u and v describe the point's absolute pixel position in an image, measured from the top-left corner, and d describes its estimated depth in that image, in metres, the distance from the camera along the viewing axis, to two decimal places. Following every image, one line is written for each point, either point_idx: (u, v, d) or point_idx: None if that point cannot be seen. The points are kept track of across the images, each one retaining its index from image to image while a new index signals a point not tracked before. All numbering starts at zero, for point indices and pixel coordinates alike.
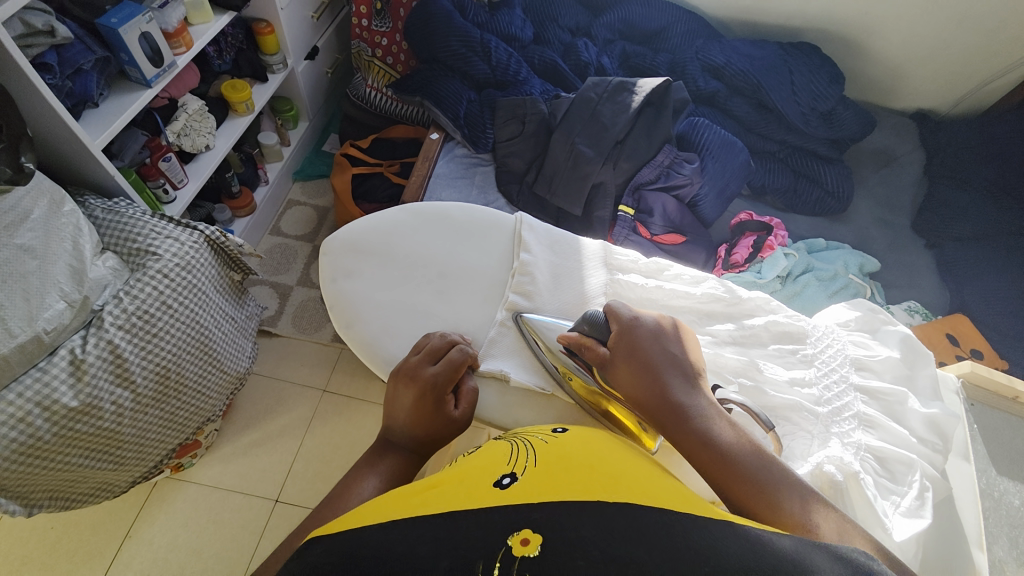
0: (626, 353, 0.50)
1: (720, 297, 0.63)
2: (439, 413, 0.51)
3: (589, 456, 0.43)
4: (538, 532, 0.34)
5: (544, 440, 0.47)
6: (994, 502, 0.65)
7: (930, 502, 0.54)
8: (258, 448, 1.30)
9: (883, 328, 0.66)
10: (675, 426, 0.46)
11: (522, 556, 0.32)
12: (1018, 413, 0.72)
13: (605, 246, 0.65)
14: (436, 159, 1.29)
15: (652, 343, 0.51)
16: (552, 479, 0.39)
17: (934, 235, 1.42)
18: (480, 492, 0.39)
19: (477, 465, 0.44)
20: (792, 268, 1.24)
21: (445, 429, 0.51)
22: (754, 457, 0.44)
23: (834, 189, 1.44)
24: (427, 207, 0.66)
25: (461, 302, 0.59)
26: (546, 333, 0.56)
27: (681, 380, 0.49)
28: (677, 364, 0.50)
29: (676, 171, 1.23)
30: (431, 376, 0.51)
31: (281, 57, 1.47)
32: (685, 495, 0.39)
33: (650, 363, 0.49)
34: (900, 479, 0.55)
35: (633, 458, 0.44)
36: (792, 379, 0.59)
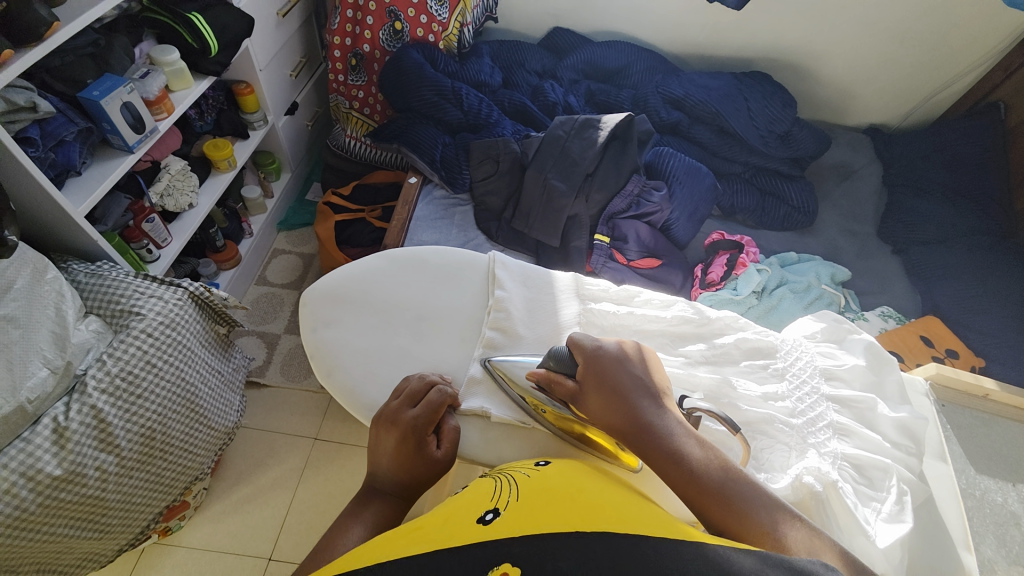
0: (593, 380, 0.52)
1: (690, 318, 0.66)
2: (421, 455, 0.52)
3: (569, 486, 0.44)
4: (516, 565, 0.35)
5: (527, 474, 0.48)
6: (977, 502, 0.65)
7: (910, 506, 0.55)
8: (249, 505, 1.27)
9: (848, 337, 0.69)
10: (647, 448, 0.48)
11: None
12: (992, 411, 0.73)
13: (576, 277, 0.68)
14: (415, 202, 1.33)
15: (618, 367, 0.53)
16: (533, 512, 0.40)
17: (899, 241, 1.49)
18: (463, 529, 0.40)
19: (462, 504, 0.45)
20: (767, 283, 1.28)
21: (429, 472, 0.52)
22: (721, 472, 0.45)
23: (799, 204, 1.51)
24: (403, 252, 0.68)
25: (439, 342, 0.61)
26: (522, 366, 0.57)
27: (648, 401, 0.51)
28: (643, 385, 0.52)
29: (646, 199, 1.28)
30: (411, 419, 0.52)
31: (262, 114, 1.53)
32: (660, 518, 0.40)
33: (617, 387, 0.51)
34: (878, 484, 0.56)
35: (613, 487, 0.45)
36: (765, 393, 0.61)
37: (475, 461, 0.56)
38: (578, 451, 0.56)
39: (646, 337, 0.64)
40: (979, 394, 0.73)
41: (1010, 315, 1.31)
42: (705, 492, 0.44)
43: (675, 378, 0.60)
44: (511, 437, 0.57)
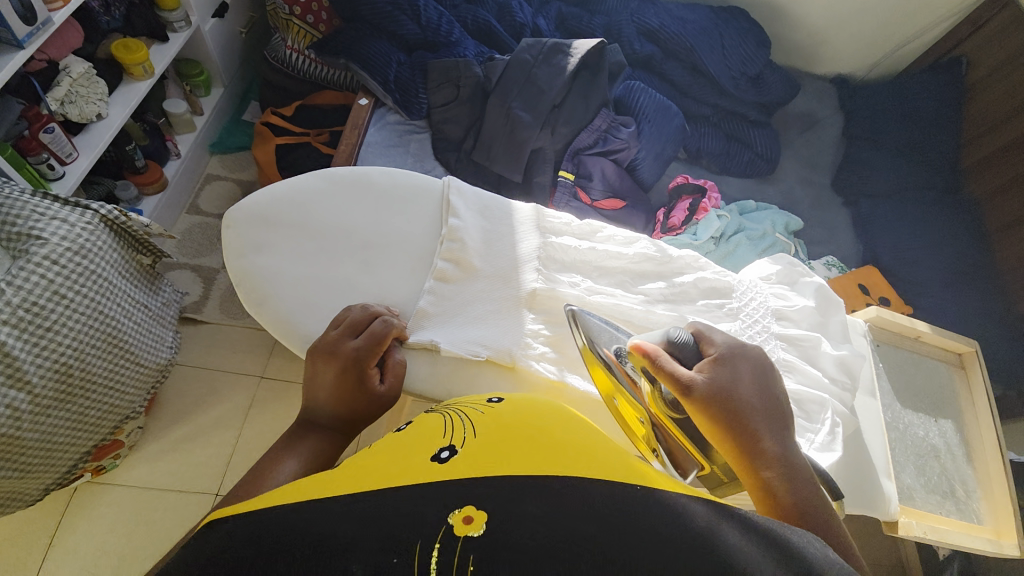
0: (724, 383, 0.46)
1: (652, 256, 0.63)
2: (364, 387, 0.48)
3: (527, 423, 0.42)
4: (483, 510, 0.33)
5: (480, 411, 0.46)
6: (899, 433, 0.68)
7: (840, 436, 0.58)
8: (192, 444, 1.22)
9: (800, 280, 0.69)
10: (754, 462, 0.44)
11: (466, 535, 0.32)
12: (920, 351, 0.76)
13: (537, 208, 0.63)
14: (366, 127, 1.21)
15: (751, 375, 0.47)
16: (489, 455, 0.38)
17: (850, 193, 1.53)
18: (418, 469, 0.38)
19: (411, 440, 0.42)
20: (725, 229, 1.29)
21: (371, 406, 0.48)
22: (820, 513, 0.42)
23: (763, 151, 1.51)
24: (345, 171, 0.61)
25: (385, 273, 0.56)
26: (601, 326, 0.55)
27: (768, 419, 0.46)
28: (771, 402, 0.46)
29: (613, 135, 1.23)
30: (357, 351, 0.49)
31: (183, 14, 1.32)
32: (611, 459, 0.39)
33: (748, 397, 0.46)
34: (813, 417, 0.59)
35: (571, 424, 0.44)
36: (719, 331, 0.61)
37: (422, 394, 0.54)
38: (531, 389, 0.54)
39: (605, 273, 0.62)
40: (911, 335, 0.75)
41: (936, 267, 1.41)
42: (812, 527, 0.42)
43: (634, 316, 0.58)
44: (460, 374, 0.54)
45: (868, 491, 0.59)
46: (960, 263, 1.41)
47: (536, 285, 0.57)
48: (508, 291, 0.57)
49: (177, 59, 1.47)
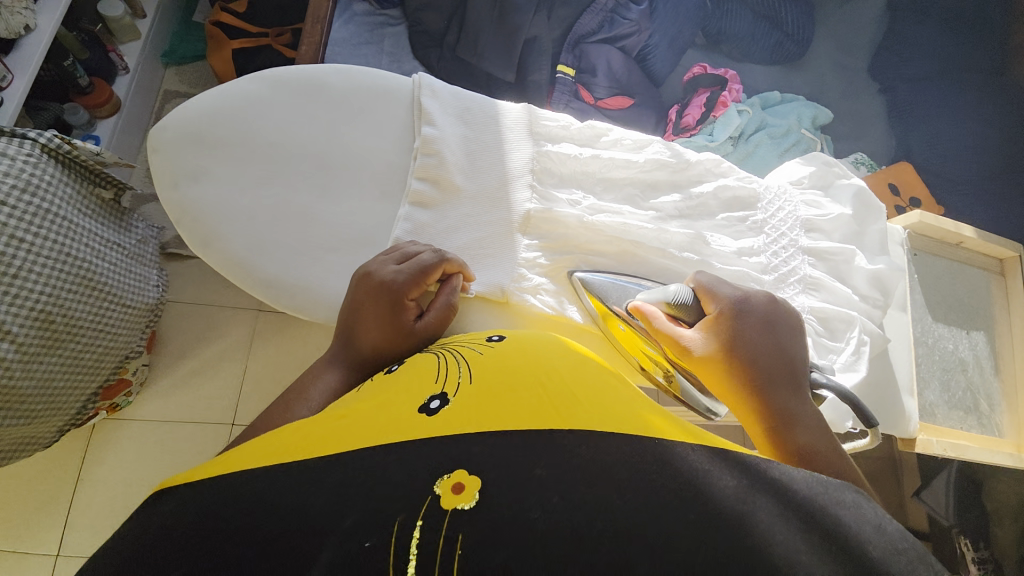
0: (730, 338, 0.42)
1: (666, 164, 0.54)
2: (394, 320, 0.42)
3: (531, 367, 0.39)
4: (476, 477, 0.30)
5: (477, 353, 0.41)
6: (927, 349, 0.63)
7: (866, 356, 0.53)
8: (200, 377, 1.24)
9: (836, 183, 0.60)
10: (766, 428, 0.40)
11: (454, 508, 0.29)
12: (960, 259, 0.68)
13: (529, 109, 0.52)
14: (330, 21, 1.02)
15: (766, 330, 0.43)
16: (485, 410, 0.35)
17: (888, 77, 1.36)
18: (404, 422, 0.34)
19: (397, 387, 0.38)
20: (746, 127, 1.15)
21: (402, 345, 0.42)
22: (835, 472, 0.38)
23: (793, 31, 1.33)
24: (288, 73, 0.50)
25: (350, 199, 0.47)
26: (617, 289, 0.48)
27: (783, 377, 0.42)
28: (783, 358, 0.42)
29: (621, 16, 1.03)
30: (390, 280, 0.42)
31: None
32: (619, 410, 0.36)
33: (756, 353, 0.42)
34: (839, 335, 0.54)
35: (574, 366, 0.40)
36: (740, 249, 0.54)
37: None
38: (525, 325, 0.48)
39: (611, 187, 0.53)
40: (953, 242, 0.67)
41: (974, 160, 1.28)
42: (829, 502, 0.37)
43: (645, 236, 0.51)
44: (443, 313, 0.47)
45: (886, 411, 0.56)
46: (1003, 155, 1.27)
47: (531, 206, 0.49)
48: (497, 215, 0.48)
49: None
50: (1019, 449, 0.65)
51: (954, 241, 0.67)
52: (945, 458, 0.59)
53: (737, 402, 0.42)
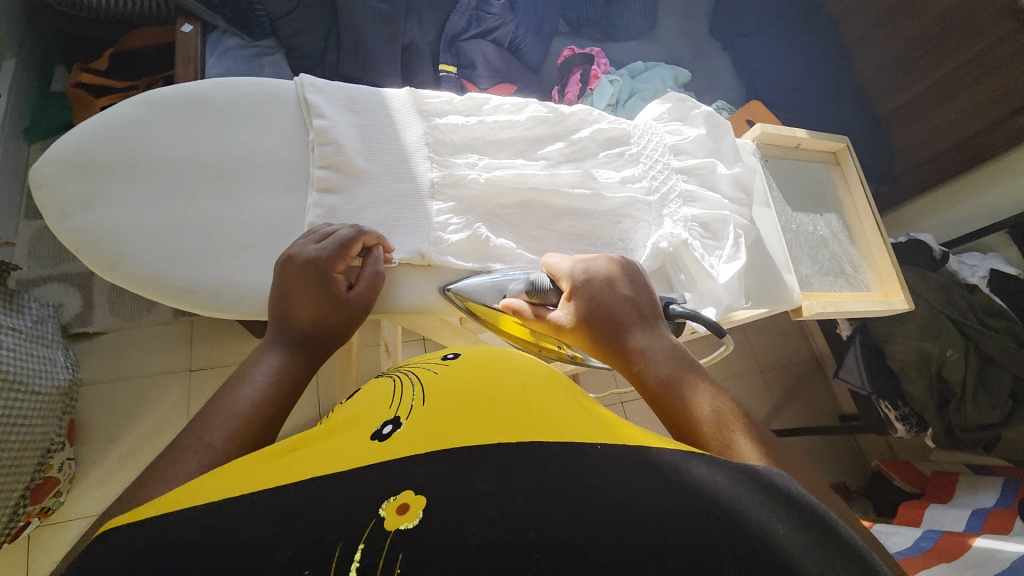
0: (580, 307, 0.43)
1: (545, 118, 0.61)
2: (325, 294, 0.44)
3: (479, 383, 0.43)
4: (420, 495, 0.30)
5: (433, 373, 0.46)
6: (794, 233, 0.75)
7: (743, 246, 0.63)
8: (140, 456, 1.14)
9: (691, 113, 0.70)
10: (639, 385, 0.40)
11: (395, 529, 0.28)
12: (802, 158, 0.82)
13: (413, 91, 0.57)
14: (201, 58, 1.01)
15: (605, 290, 0.43)
16: (439, 423, 0.38)
17: (727, 35, 1.61)
18: (359, 447, 0.36)
19: (355, 418, 0.41)
20: (620, 94, 1.29)
21: (337, 317, 0.44)
22: (708, 410, 0.36)
23: (641, 8, 1.52)
24: (168, 91, 0.51)
25: (255, 199, 0.49)
26: (485, 290, 0.50)
27: (638, 327, 0.41)
28: (632, 310, 0.42)
29: (485, 12, 1.12)
30: (313, 258, 0.45)
31: None
32: (581, 416, 0.39)
33: (605, 314, 0.42)
34: (719, 235, 0.63)
35: (527, 376, 0.45)
36: (623, 178, 0.61)
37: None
38: (450, 283, 0.52)
39: (501, 146, 0.58)
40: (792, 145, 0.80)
41: (809, 90, 1.51)
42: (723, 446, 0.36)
43: (540, 181, 0.57)
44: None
45: (767, 288, 0.67)
46: (829, 82, 1.52)
47: (433, 175, 0.53)
48: (403, 188, 0.52)
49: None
50: (886, 297, 0.78)
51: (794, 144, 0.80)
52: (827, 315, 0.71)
53: (614, 367, 0.41)
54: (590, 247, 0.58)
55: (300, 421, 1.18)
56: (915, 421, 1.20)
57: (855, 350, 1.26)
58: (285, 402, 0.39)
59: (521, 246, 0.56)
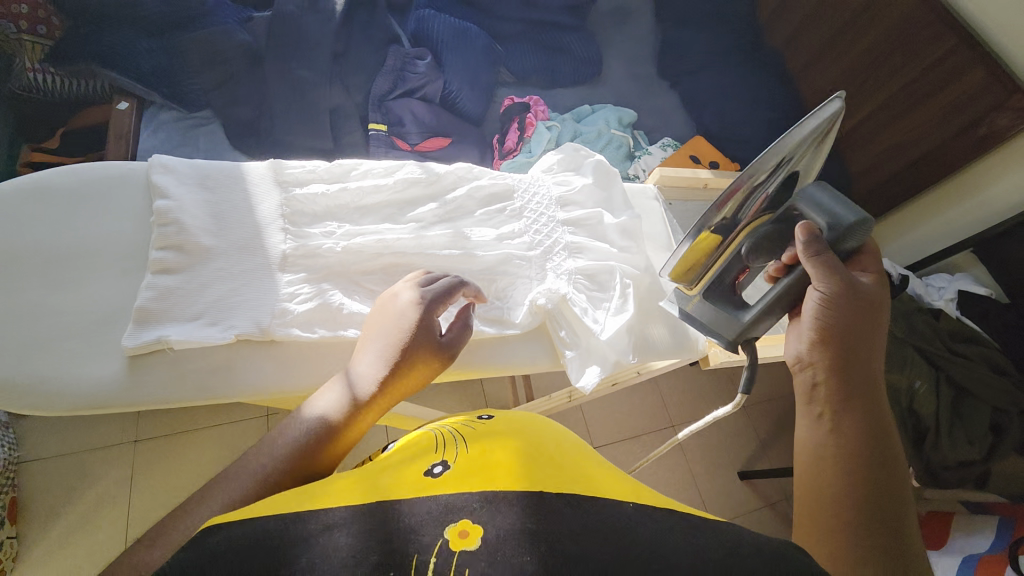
0: (861, 315, 0.50)
1: (418, 179, 0.60)
2: (395, 335, 0.48)
3: (517, 434, 0.51)
4: (477, 524, 0.38)
5: (471, 427, 0.54)
6: None
7: (633, 296, 0.61)
8: (79, 533, 1.09)
9: (583, 162, 0.69)
10: (850, 394, 0.48)
11: (460, 548, 0.36)
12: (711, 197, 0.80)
13: (273, 163, 0.56)
14: (136, 134, 1.05)
15: (876, 325, 0.50)
16: (479, 466, 0.45)
17: (674, 73, 1.61)
18: (417, 483, 0.44)
19: (411, 457, 0.49)
20: (560, 138, 1.30)
21: (404, 361, 0.47)
22: (880, 459, 0.45)
23: (584, 55, 1.55)
24: (7, 188, 0.58)
25: (88, 285, 0.56)
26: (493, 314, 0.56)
27: (874, 365, 0.50)
28: (876, 353, 0.50)
29: (410, 71, 1.15)
30: (399, 302, 0.50)
31: None
32: (589, 474, 0.47)
33: (868, 339, 0.50)
34: (606, 286, 0.61)
35: (546, 435, 0.53)
36: (499, 235, 0.60)
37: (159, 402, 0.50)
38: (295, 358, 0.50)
39: (368, 212, 0.58)
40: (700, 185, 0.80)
41: (757, 121, 1.50)
42: (849, 557, 0.40)
43: (405, 246, 0.55)
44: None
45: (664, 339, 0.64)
46: (778, 111, 1.50)
47: (286, 247, 0.53)
48: (254, 262, 0.51)
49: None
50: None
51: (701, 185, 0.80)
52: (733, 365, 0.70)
53: (838, 368, 0.49)
54: (458, 304, 0.56)
55: None
56: None
57: None
58: (318, 447, 0.43)
59: (381, 310, 0.53)
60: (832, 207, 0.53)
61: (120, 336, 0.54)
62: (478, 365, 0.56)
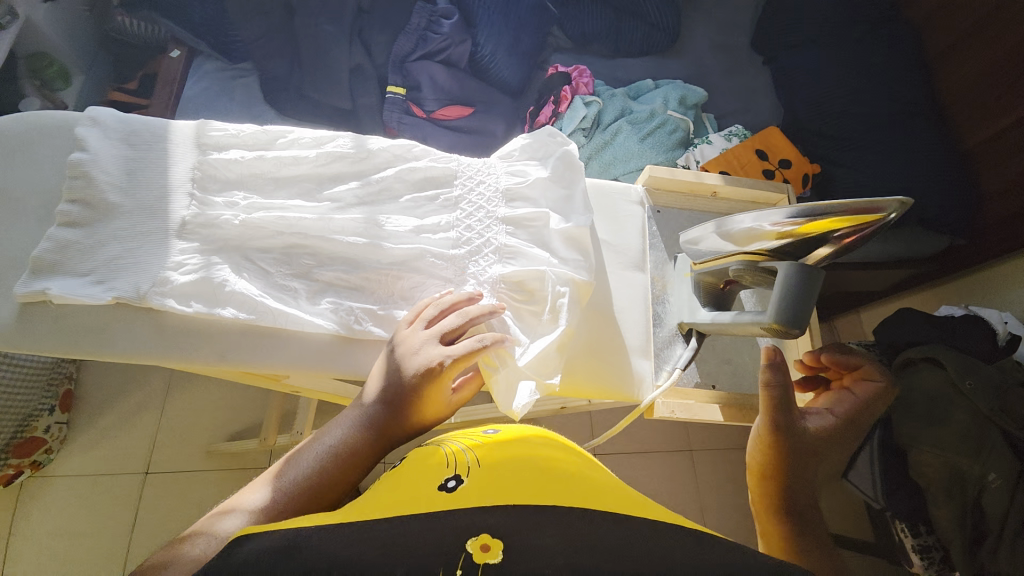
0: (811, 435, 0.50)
1: (344, 154, 0.59)
2: (413, 384, 0.48)
3: (523, 453, 0.47)
4: (498, 537, 0.35)
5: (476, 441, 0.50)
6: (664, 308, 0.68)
7: (568, 308, 0.58)
8: (120, 432, 1.16)
9: (549, 150, 0.64)
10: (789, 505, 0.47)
11: (484, 562, 0.33)
12: (716, 208, 0.75)
13: (201, 123, 0.58)
14: (184, 81, 1.12)
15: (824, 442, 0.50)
16: (491, 480, 0.42)
17: (772, 48, 1.28)
18: (429, 496, 0.41)
19: (415, 470, 0.45)
20: (600, 117, 1.14)
21: (423, 408, 0.48)
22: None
23: (657, 20, 1.27)
24: None
25: (12, 229, 0.53)
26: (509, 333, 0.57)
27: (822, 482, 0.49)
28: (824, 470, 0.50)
29: (433, 32, 1.09)
30: (422, 356, 0.49)
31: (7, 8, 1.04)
32: (597, 488, 0.43)
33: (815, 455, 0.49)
34: (536, 294, 0.58)
35: (551, 450, 0.49)
36: (420, 227, 0.58)
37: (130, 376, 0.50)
38: (168, 327, 0.52)
39: (285, 184, 0.58)
40: (706, 193, 0.74)
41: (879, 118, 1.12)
42: None
43: (313, 228, 0.55)
44: (89, 323, 0.51)
45: (601, 364, 0.62)
46: (908, 106, 1.13)
47: (186, 213, 0.54)
48: (154, 225, 0.53)
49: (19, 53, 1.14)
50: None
51: (706, 193, 0.74)
52: (679, 420, 0.63)
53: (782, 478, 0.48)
54: (351, 298, 0.55)
55: (245, 424, 1.20)
56: (938, 556, 0.90)
57: (868, 453, 0.96)
58: (325, 487, 0.43)
59: (266, 293, 0.53)
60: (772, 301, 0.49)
61: (10, 285, 0.52)
62: (356, 370, 0.55)
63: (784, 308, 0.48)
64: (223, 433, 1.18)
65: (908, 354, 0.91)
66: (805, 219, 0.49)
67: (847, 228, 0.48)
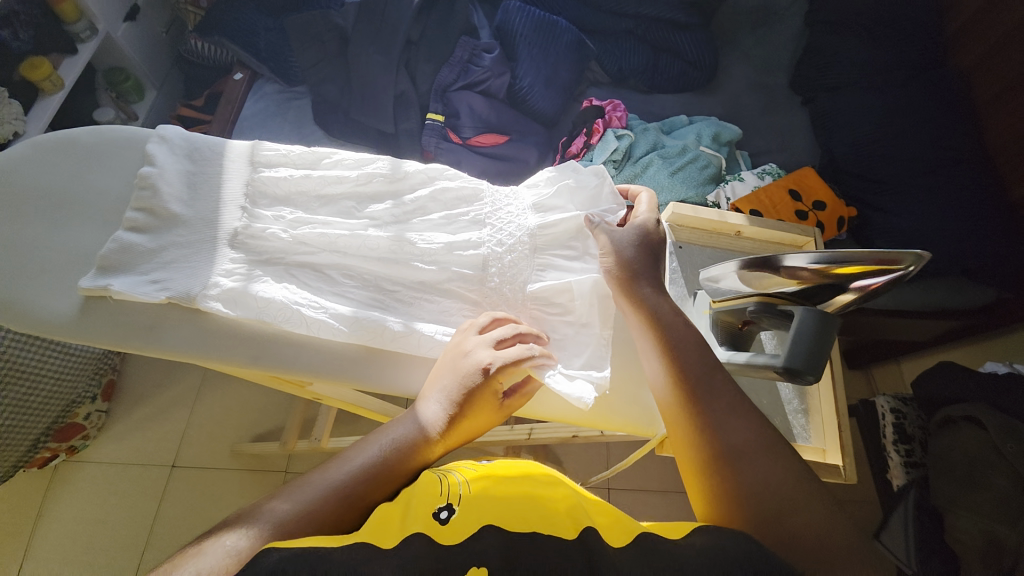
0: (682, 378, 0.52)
1: (381, 177, 0.64)
2: (464, 386, 0.51)
3: (519, 486, 0.47)
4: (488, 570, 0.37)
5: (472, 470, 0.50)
6: None
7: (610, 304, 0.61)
8: (151, 424, 1.22)
9: (569, 178, 0.67)
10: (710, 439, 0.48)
11: None
12: (741, 247, 0.75)
13: (255, 143, 0.64)
14: (243, 100, 1.21)
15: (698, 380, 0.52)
16: (488, 512, 0.43)
17: (810, 89, 1.28)
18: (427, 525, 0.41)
19: (415, 486, 0.45)
20: (632, 150, 1.16)
21: (472, 408, 0.51)
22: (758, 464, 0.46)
23: (695, 58, 1.30)
24: (53, 135, 0.64)
25: (78, 230, 0.59)
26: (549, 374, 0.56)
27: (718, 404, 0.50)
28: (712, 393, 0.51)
29: (475, 65, 1.16)
30: (473, 357, 0.52)
31: (88, 23, 1.15)
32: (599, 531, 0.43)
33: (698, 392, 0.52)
34: (567, 304, 0.62)
35: (549, 483, 0.48)
36: (450, 244, 0.62)
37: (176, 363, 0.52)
38: (211, 329, 0.56)
39: (326, 202, 0.63)
40: (730, 232, 0.75)
41: (921, 164, 1.09)
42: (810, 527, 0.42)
43: (349, 246, 0.60)
44: (142, 321, 0.56)
45: (620, 390, 0.62)
46: (952, 154, 1.10)
47: (237, 224, 0.59)
48: (205, 235, 0.57)
49: (99, 69, 1.26)
50: (823, 454, 0.65)
51: (731, 231, 0.74)
52: None
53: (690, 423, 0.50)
54: (373, 312, 0.58)
55: (268, 426, 1.24)
56: None
57: (903, 511, 0.91)
58: (371, 490, 0.44)
59: (301, 302, 0.56)
60: (788, 343, 0.49)
61: (76, 280, 0.57)
62: (376, 382, 0.58)
63: (795, 351, 0.48)
64: (247, 432, 1.22)
65: (947, 412, 0.87)
66: (824, 264, 0.51)
67: (871, 275, 0.49)
